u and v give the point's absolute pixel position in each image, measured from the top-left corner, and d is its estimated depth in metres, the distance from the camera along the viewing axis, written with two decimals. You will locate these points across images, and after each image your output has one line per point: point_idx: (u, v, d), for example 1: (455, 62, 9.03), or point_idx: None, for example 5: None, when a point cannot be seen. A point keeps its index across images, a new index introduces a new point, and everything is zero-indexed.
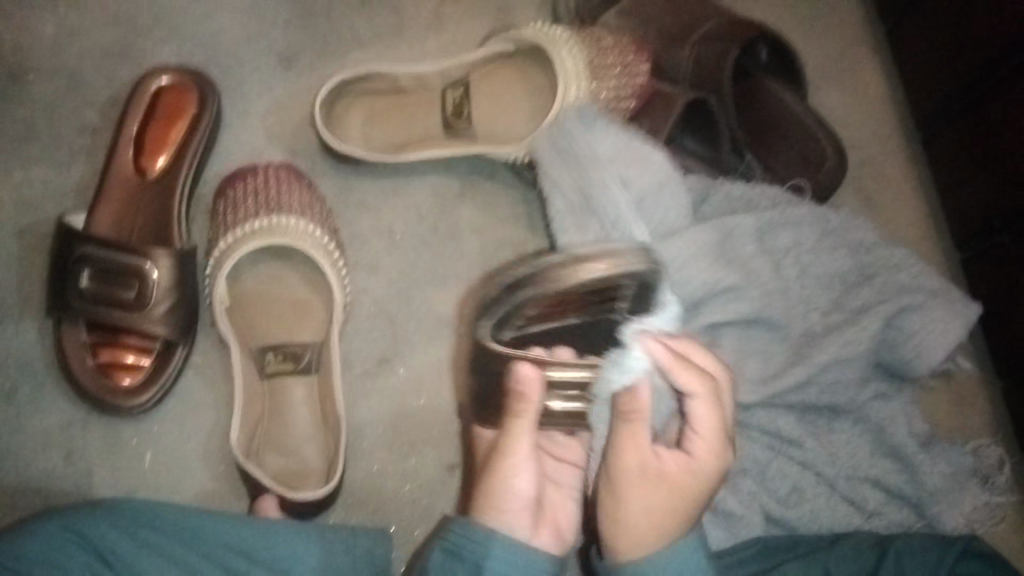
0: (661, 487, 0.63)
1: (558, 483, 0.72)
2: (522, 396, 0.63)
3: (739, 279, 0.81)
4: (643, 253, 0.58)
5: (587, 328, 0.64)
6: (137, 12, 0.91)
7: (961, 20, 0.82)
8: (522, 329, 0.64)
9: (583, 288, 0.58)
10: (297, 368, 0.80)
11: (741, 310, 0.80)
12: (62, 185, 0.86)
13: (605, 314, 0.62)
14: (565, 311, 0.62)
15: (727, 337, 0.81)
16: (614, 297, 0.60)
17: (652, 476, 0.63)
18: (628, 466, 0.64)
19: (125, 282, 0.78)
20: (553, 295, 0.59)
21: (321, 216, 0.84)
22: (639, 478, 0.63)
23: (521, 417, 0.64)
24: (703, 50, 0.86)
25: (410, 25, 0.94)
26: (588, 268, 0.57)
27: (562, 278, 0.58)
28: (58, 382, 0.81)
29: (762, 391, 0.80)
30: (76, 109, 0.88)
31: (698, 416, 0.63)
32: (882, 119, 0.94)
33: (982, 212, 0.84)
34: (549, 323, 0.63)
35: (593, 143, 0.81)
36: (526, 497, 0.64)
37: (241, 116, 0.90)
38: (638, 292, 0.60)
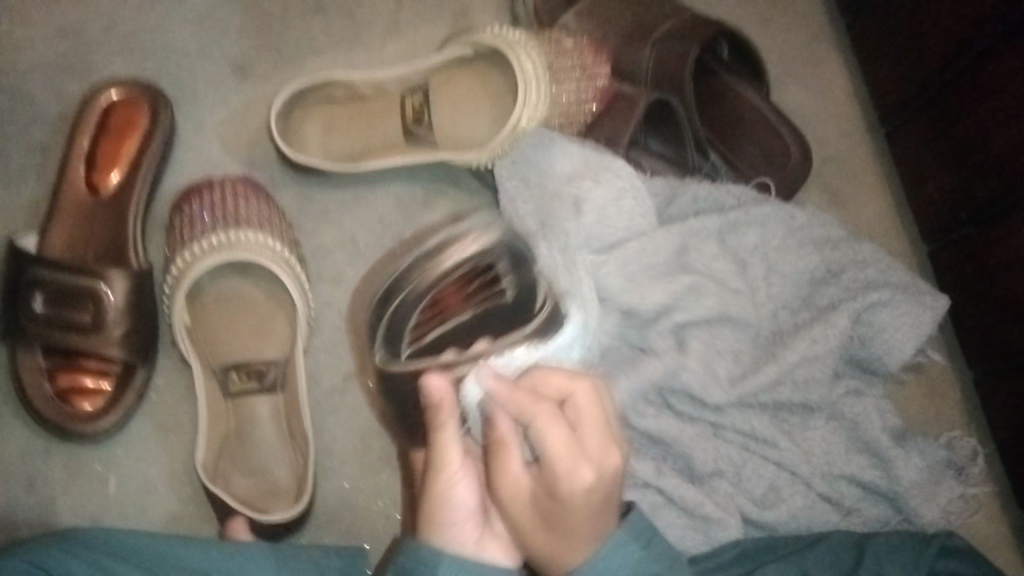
0: (555, 502, 0.58)
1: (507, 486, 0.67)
2: (437, 409, 0.63)
3: (695, 282, 0.80)
4: (492, 228, 0.66)
5: (484, 318, 0.69)
6: (86, 25, 0.89)
7: (918, 16, 0.82)
8: (419, 339, 0.70)
9: (452, 277, 0.66)
10: (262, 387, 0.79)
11: (706, 308, 0.80)
12: (14, 206, 0.84)
13: (491, 300, 0.68)
14: (451, 308, 0.68)
15: (693, 338, 0.80)
16: (495, 281, 0.68)
17: (541, 495, 0.59)
18: (516, 493, 0.60)
19: (80, 306, 0.76)
20: (434, 291, 0.66)
21: (282, 229, 0.82)
22: (534, 504, 0.60)
23: (444, 430, 0.63)
24: (664, 49, 0.85)
25: (367, 31, 0.93)
26: (445, 260, 0.65)
27: (427, 272, 0.65)
28: (15, 409, 0.78)
29: (729, 391, 0.78)
30: (25, 127, 0.86)
31: (575, 420, 0.60)
32: (844, 113, 0.94)
33: (947, 204, 0.84)
34: (445, 324, 0.69)
35: (537, 160, 0.83)
36: (467, 509, 0.63)
37: (196, 129, 0.88)
38: (510, 264, 0.67)
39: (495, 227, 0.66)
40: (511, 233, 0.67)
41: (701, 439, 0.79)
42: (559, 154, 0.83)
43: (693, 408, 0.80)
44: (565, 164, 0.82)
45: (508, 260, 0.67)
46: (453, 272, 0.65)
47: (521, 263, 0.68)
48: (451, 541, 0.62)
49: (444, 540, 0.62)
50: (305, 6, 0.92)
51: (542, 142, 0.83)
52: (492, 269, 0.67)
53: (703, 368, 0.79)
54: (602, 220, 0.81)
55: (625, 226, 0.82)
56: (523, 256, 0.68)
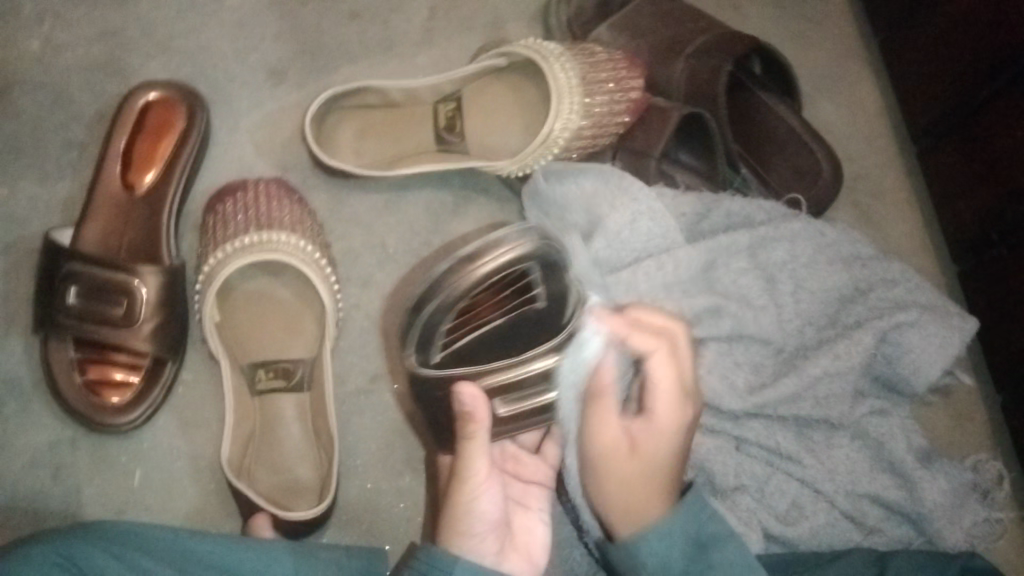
0: (638, 454, 0.66)
1: (526, 506, 0.73)
2: (469, 416, 0.63)
3: (717, 300, 0.80)
4: (526, 232, 0.59)
5: (516, 324, 0.65)
6: (127, 27, 0.91)
7: (951, 35, 0.82)
8: (449, 347, 0.65)
9: (488, 283, 0.60)
10: (289, 386, 0.79)
11: (724, 328, 0.80)
12: (50, 201, 0.85)
13: (525, 303, 0.64)
14: (484, 315, 0.63)
15: (710, 350, 0.80)
16: (528, 286, 0.63)
17: (625, 448, 0.66)
18: (604, 442, 0.67)
19: (113, 299, 0.77)
20: (467, 298, 0.61)
21: (313, 231, 0.83)
22: (618, 453, 0.66)
23: (474, 439, 0.64)
24: (698, 63, 0.86)
25: (402, 39, 0.94)
26: (481, 266, 0.59)
27: (461, 276, 0.59)
28: (44, 401, 0.79)
29: (748, 403, 0.78)
30: (64, 124, 0.87)
31: (656, 375, 0.67)
32: (874, 131, 0.94)
33: (977, 225, 0.84)
34: (479, 329, 0.64)
35: (561, 183, 0.84)
36: (490, 520, 0.65)
37: (231, 131, 0.89)
38: (545, 272, 0.62)
39: (530, 229, 0.60)
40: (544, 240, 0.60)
41: (723, 453, 0.78)
42: (583, 178, 0.83)
43: (720, 421, 0.80)
44: (585, 186, 0.83)
45: (544, 268, 0.62)
46: (491, 278, 0.59)
47: (557, 267, 0.62)
48: (471, 551, 0.63)
49: (464, 551, 0.63)
50: (342, 14, 0.93)
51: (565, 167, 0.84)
52: (527, 276, 0.62)
53: (722, 382, 0.79)
54: (620, 239, 0.81)
55: (642, 240, 0.81)
56: (561, 263, 0.62)
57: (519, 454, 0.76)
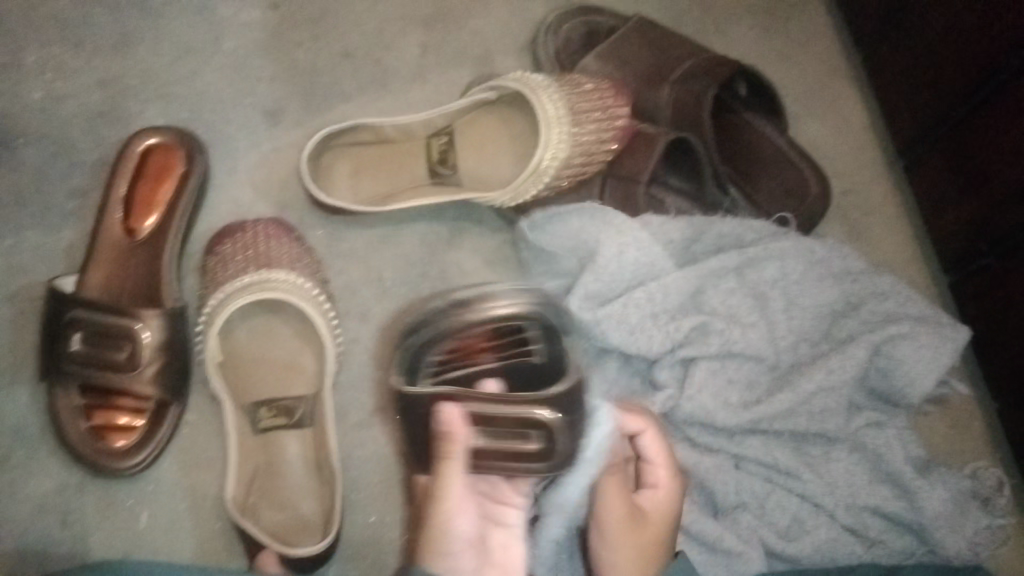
0: (643, 526, 0.70)
1: (501, 525, 0.67)
2: (460, 440, 0.64)
3: (708, 317, 0.81)
4: (529, 291, 0.62)
5: (511, 371, 0.66)
6: (125, 76, 0.93)
7: (933, 50, 0.84)
8: (440, 377, 0.67)
9: (484, 327, 0.63)
10: (291, 423, 0.80)
11: (712, 347, 0.81)
12: (53, 249, 0.87)
13: (522, 356, 0.65)
14: (478, 359, 0.66)
15: (700, 370, 0.81)
16: (524, 340, 0.64)
17: (635, 519, 0.70)
18: (617, 515, 0.69)
19: (117, 344, 0.79)
20: (457, 338, 0.64)
21: (310, 268, 0.84)
22: (619, 524, 0.69)
23: (461, 464, 0.66)
24: (682, 89, 0.87)
25: (393, 76, 0.96)
26: (475, 312, 0.62)
27: (458, 318, 0.63)
28: (52, 446, 0.81)
29: (741, 417, 0.79)
30: (65, 173, 0.89)
31: (653, 449, 0.73)
32: (862, 147, 0.96)
33: (965, 236, 0.85)
34: (469, 370, 0.67)
35: (549, 215, 0.84)
36: (466, 540, 0.62)
37: (229, 173, 0.91)
38: (542, 332, 0.63)
39: (529, 292, 0.62)
40: (542, 301, 0.62)
41: (720, 471, 0.79)
42: (568, 213, 0.84)
43: (716, 439, 0.80)
44: (572, 224, 0.83)
45: (541, 327, 0.62)
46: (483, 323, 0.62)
47: (554, 334, 0.63)
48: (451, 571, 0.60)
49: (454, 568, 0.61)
50: (335, 54, 0.95)
51: (549, 211, 0.84)
52: (522, 332, 0.63)
53: (711, 396, 0.80)
54: (614, 271, 0.82)
55: (630, 268, 0.83)
56: (559, 332, 0.63)
57: None
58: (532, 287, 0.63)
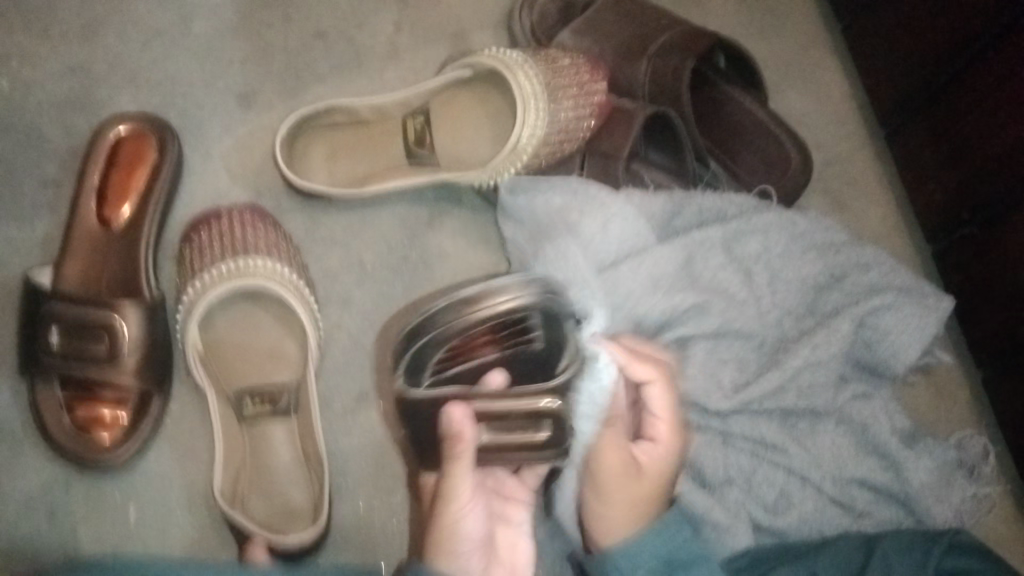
0: (641, 480, 0.70)
1: (507, 520, 0.75)
2: (456, 436, 0.64)
3: (695, 292, 0.82)
4: (529, 283, 0.66)
5: (514, 360, 0.70)
6: (94, 62, 0.91)
7: (911, 18, 0.83)
8: (441, 374, 0.70)
9: (485, 323, 0.66)
10: (276, 412, 0.80)
11: (708, 325, 0.81)
12: (27, 241, 0.86)
13: (523, 346, 0.69)
14: (478, 352, 0.69)
15: (696, 347, 0.81)
16: (525, 330, 0.68)
17: (628, 470, 0.69)
18: (611, 461, 0.69)
19: (96, 336, 0.78)
20: (459, 337, 0.67)
21: (290, 254, 0.84)
22: (619, 476, 0.69)
23: (459, 461, 0.65)
24: (660, 63, 0.86)
25: (368, 55, 0.94)
26: (479, 310, 0.65)
27: (458, 315, 0.66)
28: (35, 441, 0.80)
29: (732, 399, 0.79)
30: (36, 163, 0.88)
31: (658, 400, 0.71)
32: (842, 116, 0.95)
33: (948, 203, 0.85)
34: (469, 365, 0.70)
35: (533, 197, 0.84)
36: (473, 539, 0.68)
37: (204, 159, 0.90)
38: (544, 320, 0.67)
39: (534, 282, 0.67)
40: (545, 293, 0.67)
41: (708, 447, 0.79)
42: (551, 193, 0.83)
43: (702, 415, 0.80)
44: (551, 202, 0.83)
45: (542, 315, 0.67)
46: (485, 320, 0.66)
47: (556, 317, 0.67)
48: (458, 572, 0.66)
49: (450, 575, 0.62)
50: (307, 35, 0.94)
51: (533, 182, 0.84)
52: (525, 322, 0.67)
53: (706, 377, 0.80)
54: (597, 241, 0.82)
55: (614, 246, 0.82)
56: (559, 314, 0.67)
57: (500, 475, 0.76)
58: (533, 279, 0.67)
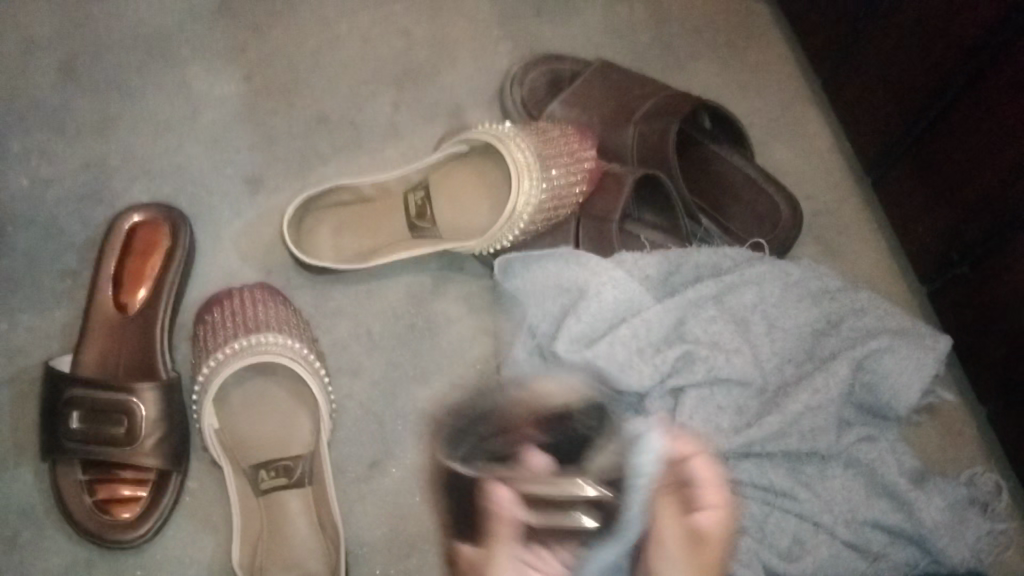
0: (702, 551, 0.63)
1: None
2: (500, 522, 0.62)
3: (689, 346, 0.82)
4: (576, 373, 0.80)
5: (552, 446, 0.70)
6: (108, 156, 0.96)
7: (887, 73, 0.87)
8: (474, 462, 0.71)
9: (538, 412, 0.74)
10: (292, 482, 0.81)
11: (698, 373, 0.82)
12: (47, 329, 0.89)
13: (563, 426, 0.72)
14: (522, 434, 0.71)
15: (690, 397, 0.82)
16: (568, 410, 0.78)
17: (688, 544, 0.64)
18: (664, 539, 0.64)
19: (115, 419, 0.80)
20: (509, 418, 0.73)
21: (300, 329, 0.86)
22: (678, 549, 0.63)
23: (500, 543, 0.62)
24: (646, 127, 0.90)
25: (368, 135, 0.98)
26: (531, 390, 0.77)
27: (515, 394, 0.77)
28: (58, 524, 0.81)
29: (734, 441, 0.80)
30: (55, 255, 0.91)
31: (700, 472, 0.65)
32: (830, 166, 0.98)
33: (939, 244, 0.86)
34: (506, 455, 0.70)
35: (531, 264, 0.86)
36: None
37: (215, 242, 0.93)
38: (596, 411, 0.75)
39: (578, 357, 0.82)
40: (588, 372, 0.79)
41: None
42: (546, 261, 0.86)
43: None
44: (547, 276, 0.86)
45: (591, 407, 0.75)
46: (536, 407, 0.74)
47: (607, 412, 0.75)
48: None
49: None
50: (310, 120, 0.98)
51: (523, 257, 0.86)
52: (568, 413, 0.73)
53: (703, 423, 0.81)
54: (599, 313, 0.84)
55: (611, 309, 0.84)
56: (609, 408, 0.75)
57: None
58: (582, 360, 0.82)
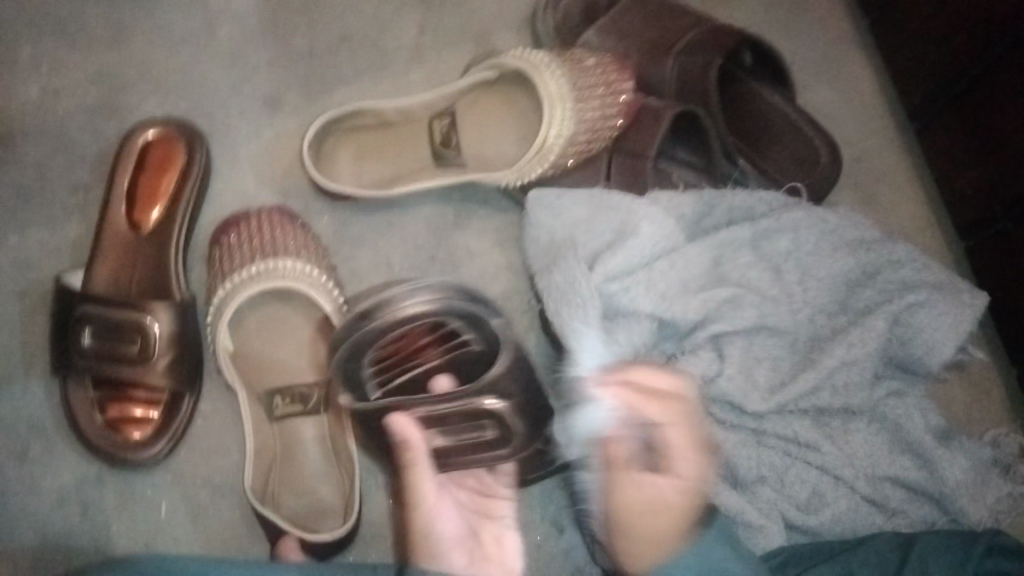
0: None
1: (490, 516, 0.75)
2: (407, 445, 0.69)
3: (733, 292, 0.81)
4: (439, 293, 0.67)
5: (456, 361, 0.73)
6: (122, 67, 0.92)
7: (942, 15, 0.83)
8: (384, 382, 0.73)
9: (412, 325, 0.68)
10: (307, 410, 0.80)
11: (745, 318, 0.80)
12: (59, 244, 0.87)
13: (459, 347, 0.72)
14: (418, 355, 0.72)
15: (732, 344, 0.80)
16: (455, 334, 0.70)
17: None
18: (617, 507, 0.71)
19: (128, 338, 0.78)
20: (377, 350, 0.69)
21: (318, 254, 0.83)
22: (627, 513, 0.70)
23: (414, 467, 0.69)
24: (686, 61, 0.87)
25: (393, 58, 0.95)
26: (394, 313, 0.67)
27: (384, 322, 0.67)
28: (68, 441, 0.80)
29: (769, 399, 0.79)
30: (67, 167, 0.89)
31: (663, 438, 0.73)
32: (869, 113, 0.95)
33: (979, 200, 0.84)
34: (411, 370, 0.73)
35: (557, 196, 0.83)
36: (451, 537, 0.68)
37: (232, 161, 0.91)
38: (467, 321, 0.69)
39: (438, 290, 0.67)
40: (457, 297, 0.68)
41: (747, 447, 0.79)
42: (571, 200, 0.83)
43: (736, 415, 0.80)
44: (579, 211, 0.83)
45: (461, 318, 0.68)
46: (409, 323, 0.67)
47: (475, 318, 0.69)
48: (440, 562, 0.65)
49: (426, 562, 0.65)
50: (332, 38, 0.94)
51: (547, 196, 0.83)
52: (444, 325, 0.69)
53: (742, 376, 0.80)
54: (637, 257, 0.81)
55: (649, 246, 0.81)
56: (479, 314, 0.69)
57: (476, 472, 0.78)
58: (437, 287, 0.67)
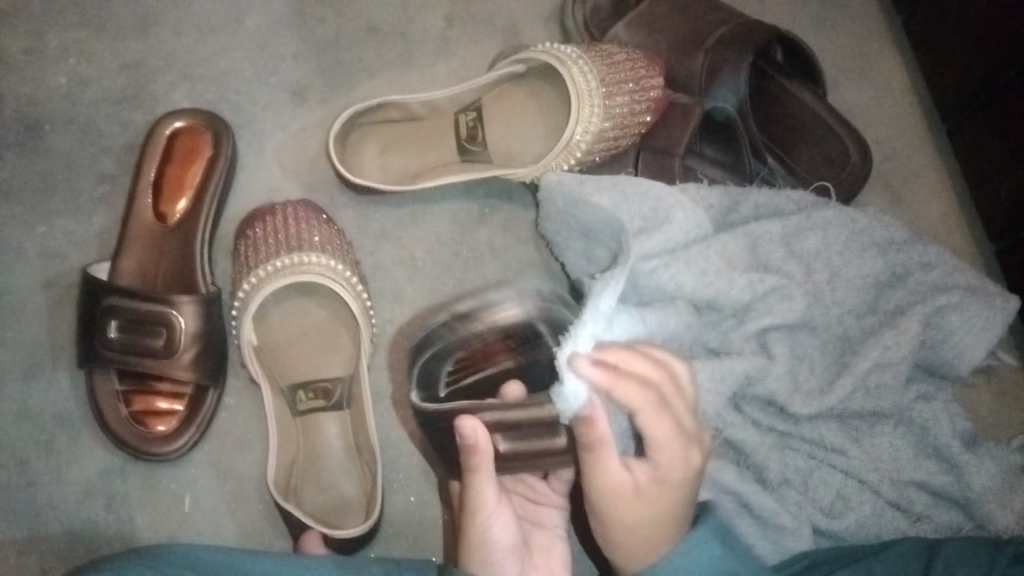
0: (646, 501, 0.63)
1: (540, 524, 0.75)
2: (473, 450, 0.62)
3: (778, 284, 0.79)
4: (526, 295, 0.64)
5: (528, 367, 0.70)
6: (149, 57, 0.92)
7: (977, 16, 0.81)
8: (454, 383, 0.71)
9: (499, 333, 0.65)
10: (329, 404, 0.80)
11: (794, 312, 0.78)
12: (85, 235, 0.87)
13: (537, 353, 0.68)
14: (492, 360, 0.69)
15: (778, 339, 0.79)
16: (536, 342, 0.66)
17: (633, 494, 0.63)
18: (609, 488, 0.63)
19: (154, 331, 0.78)
20: (464, 350, 0.67)
21: (344, 249, 0.84)
22: (617, 494, 0.63)
23: (480, 473, 0.64)
24: (720, 57, 0.85)
25: (419, 51, 0.94)
26: (485, 322, 0.64)
27: (473, 327, 0.65)
28: (93, 432, 0.81)
29: (814, 403, 0.78)
30: (93, 157, 0.89)
31: (649, 425, 0.62)
32: (901, 111, 0.93)
33: (1013, 201, 0.82)
34: (482, 371, 0.70)
35: (575, 185, 0.80)
36: (505, 546, 0.67)
37: (257, 154, 0.90)
38: (551, 328, 0.65)
39: (527, 293, 0.65)
40: (549, 305, 0.64)
41: (766, 447, 0.78)
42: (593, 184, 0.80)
43: (765, 415, 0.79)
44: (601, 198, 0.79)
45: (548, 325, 0.64)
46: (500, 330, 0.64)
47: (565, 326, 0.65)
48: None
49: None
50: (359, 29, 0.94)
51: (568, 185, 0.80)
52: (530, 333, 0.65)
53: (788, 377, 0.78)
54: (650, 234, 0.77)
55: (680, 232, 0.79)
56: (569, 322, 0.65)
57: (526, 479, 0.77)
58: (528, 292, 0.65)
